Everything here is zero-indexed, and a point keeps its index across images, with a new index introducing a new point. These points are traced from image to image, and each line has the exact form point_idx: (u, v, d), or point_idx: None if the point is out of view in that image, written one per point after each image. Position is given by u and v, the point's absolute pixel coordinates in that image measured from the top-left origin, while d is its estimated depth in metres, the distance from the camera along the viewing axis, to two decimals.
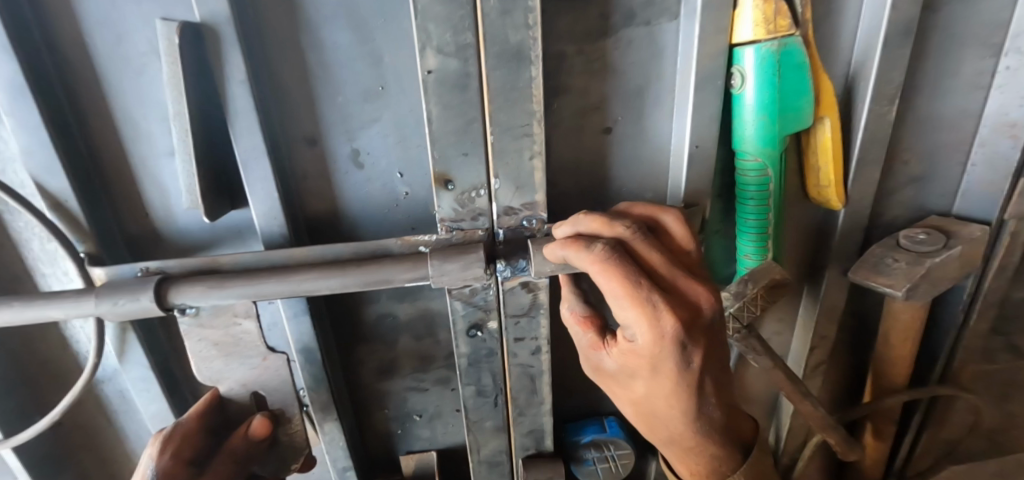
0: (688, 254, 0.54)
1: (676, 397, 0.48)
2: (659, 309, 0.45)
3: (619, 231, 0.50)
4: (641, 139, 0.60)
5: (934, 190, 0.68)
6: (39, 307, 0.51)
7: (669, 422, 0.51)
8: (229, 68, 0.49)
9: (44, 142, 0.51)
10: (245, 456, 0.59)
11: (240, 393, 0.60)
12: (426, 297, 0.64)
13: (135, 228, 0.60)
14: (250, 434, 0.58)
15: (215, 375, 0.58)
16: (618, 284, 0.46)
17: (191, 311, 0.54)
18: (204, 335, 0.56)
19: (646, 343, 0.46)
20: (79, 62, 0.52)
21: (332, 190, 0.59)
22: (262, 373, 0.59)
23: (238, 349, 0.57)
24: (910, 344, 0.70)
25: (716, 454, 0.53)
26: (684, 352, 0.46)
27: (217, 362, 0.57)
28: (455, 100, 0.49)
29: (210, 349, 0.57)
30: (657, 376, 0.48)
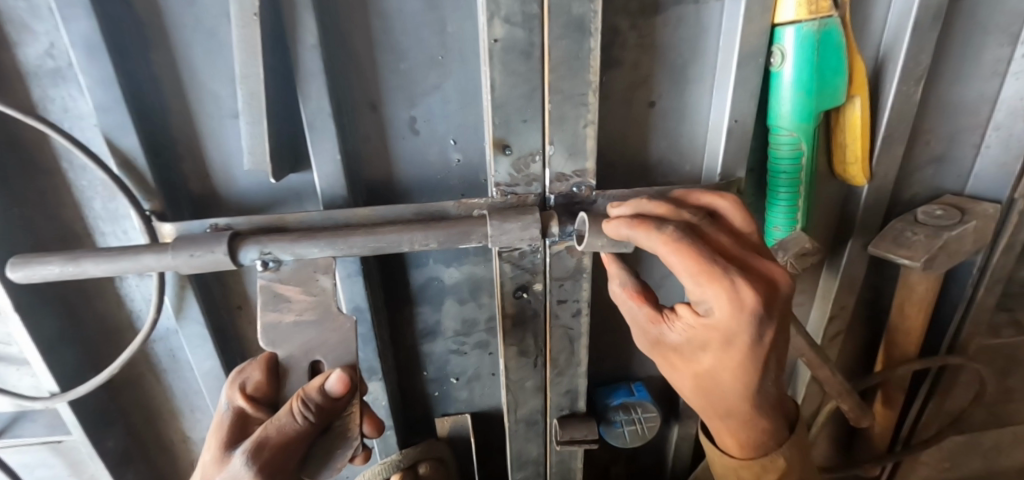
0: (750, 236, 0.55)
1: (744, 369, 0.51)
2: (738, 282, 0.47)
3: (684, 216, 0.54)
4: (683, 113, 0.63)
5: (950, 171, 0.72)
6: (111, 261, 0.53)
7: (731, 394, 0.54)
8: (303, 33, 0.51)
9: (118, 99, 0.53)
10: (316, 413, 0.53)
11: (299, 360, 0.57)
12: (472, 262, 0.67)
13: (195, 188, 0.62)
14: (322, 385, 0.53)
15: (278, 338, 0.57)
16: (692, 261, 0.48)
17: (272, 265, 0.57)
18: (281, 290, 0.58)
19: (725, 316, 0.48)
20: (152, 23, 0.54)
21: (389, 155, 0.61)
22: (328, 337, 0.58)
23: (312, 309, 0.58)
24: (922, 316, 0.74)
25: (765, 424, 0.58)
26: (760, 324, 0.48)
27: (286, 321, 0.58)
28: (518, 68, 0.52)
29: (284, 306, 0.58)
30: (729, 349, 0.51)
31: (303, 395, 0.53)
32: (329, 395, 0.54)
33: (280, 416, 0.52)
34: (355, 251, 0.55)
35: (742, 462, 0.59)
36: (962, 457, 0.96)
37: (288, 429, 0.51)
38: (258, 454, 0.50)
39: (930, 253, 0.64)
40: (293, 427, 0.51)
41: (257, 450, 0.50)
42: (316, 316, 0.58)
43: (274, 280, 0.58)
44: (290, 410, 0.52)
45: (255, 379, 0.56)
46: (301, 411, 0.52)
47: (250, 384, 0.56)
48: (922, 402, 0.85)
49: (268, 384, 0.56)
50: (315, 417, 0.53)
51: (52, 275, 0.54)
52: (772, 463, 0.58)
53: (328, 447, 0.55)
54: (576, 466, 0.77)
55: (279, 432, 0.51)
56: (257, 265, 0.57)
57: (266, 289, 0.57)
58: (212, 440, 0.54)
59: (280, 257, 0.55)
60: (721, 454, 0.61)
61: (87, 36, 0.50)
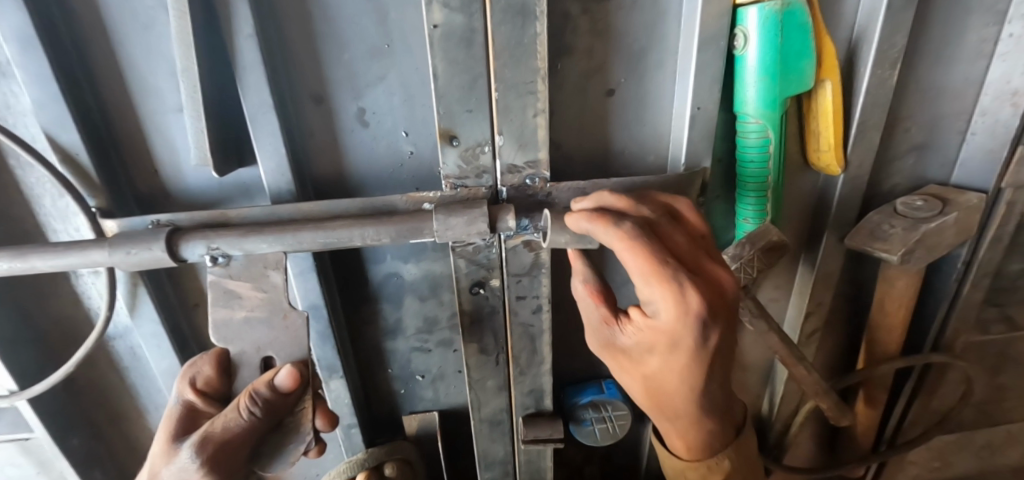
0: (706, 238, 0.53)
1: (690, 375, 0.50)
2: (685, 286, 0.46)
3: (644, 213, 0.51)
4: (645, 101, 0.60)
5: (933, 160, 0.69)
6: (49, 259, 0.51)
7: (677, 398, 0.53)
8: (237, 22, 0.50)
9: (55, 94, 0.52)
10: (265, 410, 0.50)
11: (251, 358, 0.54)
12: (430, 258, 0.65)
13: (145, 185, 0.61)
14: (272, 380, 0.50)
15: (230, 335, 0.54)
16: (644, 261, 0.46)
17: (222, 259, 0.53)
18: (232, 286, 0.54)
19: (670, 320, 0.47)
20: (88, 15, 0.52)
21: (339, 148, 0.60)
22: (280, 335, 0.54)
23: (264, 305, 0.54)
24: (904, 312, 0.71)
25: (712, 428, 0.56)
26: (705, 330, 0.47)
27: (236, 318, 0.54)
28: (460, 55, 0.50)
29: (234, 303, 0.54)
30: (674, 354, 0.49)
31: (251, 390, 0.49)
32: (279, 390, 0.50)
33: (228, 411, 0.49)
34: (307, 246, 0.53)
35: (688, 464, 0.59)
36: (953, 456, 0.93)
37: (233, 425, 0.49)
38: (203, 447, 0.50)
39: (908, 246, 0.61)
40: (239, 424, 0.49)
41: (202, 444, 0.50)
42: (267, 313, 0.54)
43: (225, 276, 0.54)
44: (237, 406, 0.49)
45: (204, 375, 0.54)
46: (248, 408, 0.49)
47: (201, 378, 0.55)
48: (907, 400, 0.81)
49: (217, 381, 0.55)
50: (263, 413, 0.50)
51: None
52: (717, 464, 0.58)
53: (279, 442, 0.52)
54: (546, 466, 0.75)
55: (226, 428, 0.50)
56: (206, 260, 0.54)
57: (216, 285, 0.54)
58: (164, 429, 0.55)
59: (229, 253, 0.53)
60: (669, 455, 0.61)
61: (17, 28, 0.49)
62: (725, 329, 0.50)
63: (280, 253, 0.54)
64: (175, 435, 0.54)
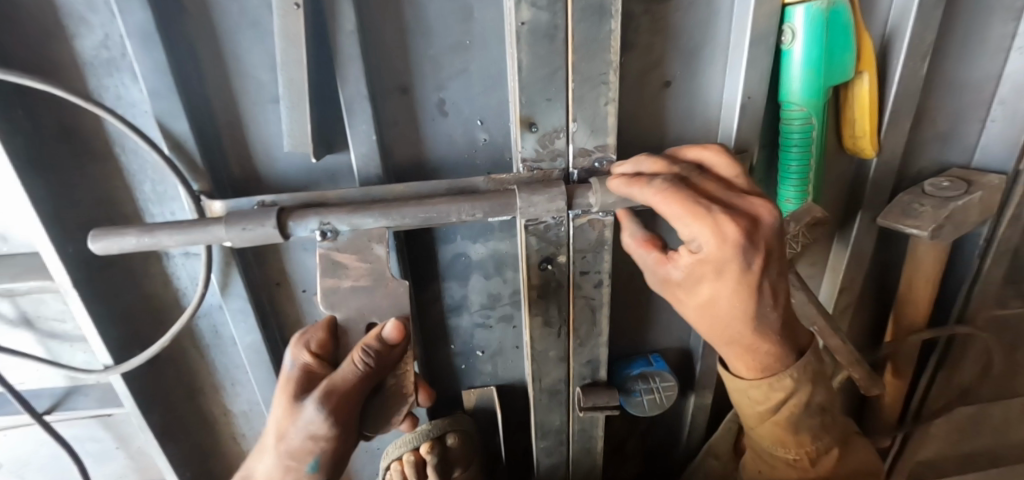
0: (740, 181, 0.58)
1: (739, 296, 0.56)
2: (720, 218, 0.53)
3: (677, 170, 0.57)
4: (697, 92, 0.66)
5: (956, 146, 0.75)
6: (169, 233, 0.56)
7: (730, 322, 0.59)
8: (341, 20, 0.55)
9: (171, 86, 0.57)
10: (375, 359, 0.57)
11: (357, 322, 0.60)
12: (498, 237, 0.71)
13: (238, 172, 0.66)
14: (379, 334, 0.57)
15: (337, 301, 0.59)
16: (680, 206, 0.53)
17: (331, 234, 0.58)
18: (338, 258, 0.59)
19: (713, 248, 0.53)
20: (200, 14, 0.58)
21: (419, 136, 0.65)
22: (382, 301, 0.60)
23: (368, 275, 0.60)
24: (931, 288, 0.77)
25: (769, 349, 0.62)
26: (744, 253, 0.53)
27: (343, 287, 0.59)
28: (543, 49, 0.56)
29: (341, 273, 0.59)
30: (723, 278, 0.55)
31: (363, 343, 0.56)
32: (386, 342, 0.57)
33: (343, 366, 0.55)
34: (407, 222, 0.58)
35: (752, 383, 0.64)
36: (975, 431, 0.97)
37: (350, 377, 0.55)
38: (328, 399, 0.55)
39: (937, 223, 0.67)
40: (354, 375, 0.55)
41: (326, 396, 0.55)
42: (370, 282, 0.60)
43: (333, 249, 0.59)
44: (352, 360, 0.56)
45: (319, 338, 0.59)
46: (362, 360, 0.55)
47: (314, 343, 0.59)
48: (932, 372, 0.86)
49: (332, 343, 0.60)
50: (375, 364, 0.56)
51: (128, 245, 0.57)
52: (779, 383, 0.63)
53: (388, 393, 0.60)
54: (597, 434, 0.80)
55: (344, 380, 0.55)
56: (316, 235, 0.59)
57: (326, 257, 0.59)
58: (282, 393, 0.59)
59: (337, 227, 0.58)
60: (734, 378, 0.66)
61: (142, 26, 0.54)
62: (770, 250, 0.56)
63: (383, 228, 0.59)
64: (294, 396, 0.58)
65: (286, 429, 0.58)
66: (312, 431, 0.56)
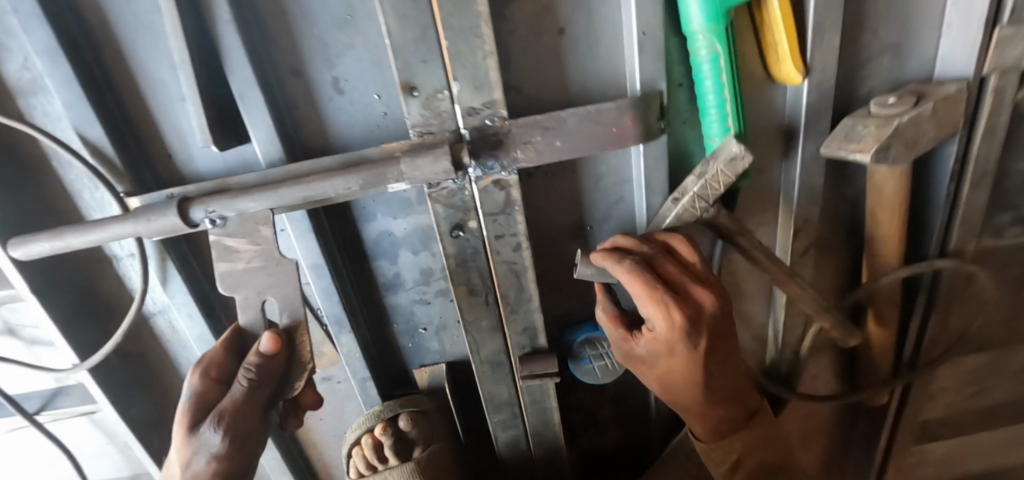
0: (699, 267, 0.57)
1: (692, 372, 0.56)
2: (670, 305, 0.52)
3: (645, 250, 0.56)
4: (594, 36, 0.63)
5: (912, 59, 0.67)
6: (104, 227, 0.60)
7: (690, 394, 0.58)
8: (215, 9, 0.57)
9: (80, 96, 0.61)
10: (259, 372, 0.62)
11: (253, 303, 0.63)
12: (417, 212, 0.70)
13: (164, 171, 0.70)
14: (258, 349, 0.61)
15: (233, 283, 0.62)
16: (641, 290, 0.52)
17: (220, 221, 0.61)
18: (231, 243, 0.62)
19: (661, 331, 0.53)
20: (100, 24, 0.61)
21: (321, 117, 0.66)
22: (276, 280, 0.62)
23: (259, 256, 0.62)
24: (899, 220, 0.69)
25: (723, 416, 0.60)
26: (692, 337, 0.53)
27: (239, 268, 0.62)
28: (408, 10, 0.55)
29: (234, 256, 0.62)
30: (676, 356, 0.55)
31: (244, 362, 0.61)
32: (266, 354, 0.61)
33: (234, 384, 0.61)
34: (289, 202, 0.59)
35: (707, 445, 0.62)
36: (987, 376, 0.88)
37: (239, 392, 0.61)
38: (221, 419, 0.61)
39: (880, 143, 0.60)
40: (243, 391, 0.61)
41: (220, 417, 0.62)
42: (262, 263, 0.62)
43: (224, 235, 0.62)
44: (239, 377, 0.61)
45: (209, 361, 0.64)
46: (245, 376, 0.61)
47: (207, 368, 0.64)
48: (922, 318, 0.79)
49: (227, 364, 0.65)
50: (258, 376, 0.61)
51: (80, 242, 0.61)
52: (730, 446, 0.61)
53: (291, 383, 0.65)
54: (551, 406, 0.77)
55: (234, 398, 0.61)
56: (207, 223, 0.61)
57: (218, 243, 0.62)
58: (183, 421, 0.64)
59: (223, 213, 0.60)
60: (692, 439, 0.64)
61: (46, 43, 0.58)
62: (714, 335, 0.55)
63: (267, 210, 0.61)
64: (189, 427, 0.63)
65: (186, 459, 0.63)
66: (211, 454, 0.62)
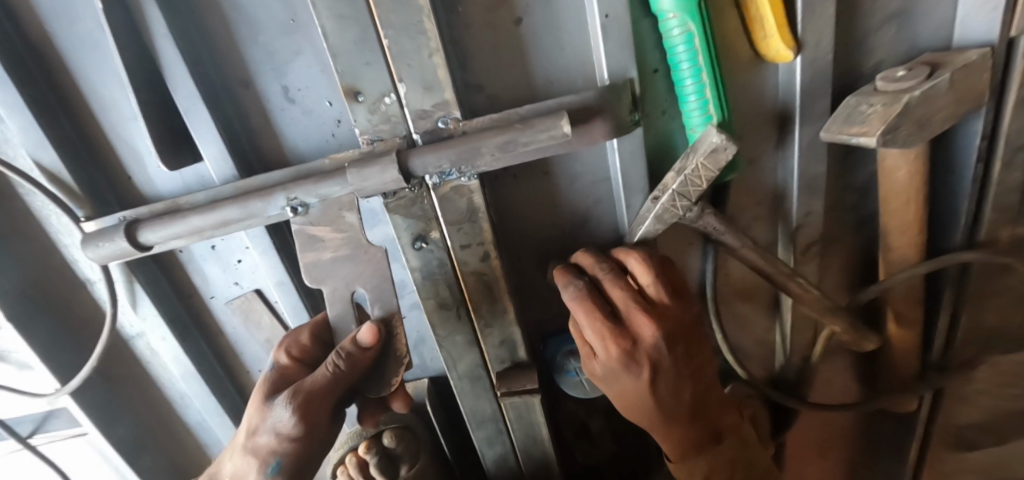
0: (652, 290, 0.57)
1: (638, 396, 0.58)
2: (603, 333, 0.56)
3: (596, 272, 0.58)
4: (556, 23, 0.57)
5: (923, 25, 0.59)
6: (166, 226, 0.57)
7: (645, 416, 0.59)
8: (153, 23, 0.54)
9: (31, 122, 0.60)
10: (349, 363, 0.56)
11: (342, 293, 0.58)
12: (381, 223, 0.66)
13: (126, 194, 0.68)
14: (354, 339, 0.56)
15: (320, 274, 0.58)
16: (579, 316, 0.57)
17: (301, 208, 0.57)
18: (313, 231, 0.58)
19: (601, 356, 0.57)
20: (47, 47, 0.60)
21: (275, 129, 0.63)
22: (365, 268, 0.58)
23: (346, 244, 0.58)
24: (916, 208, 0.62)
25: (682, 439, 0.59)
26: (629, 364, 0.56)
27: (324, 257, 0.58)
28: (345, 9, 0.51)
29: (320, 246, 0.58)
30: (620, 381, 0.57)
31: (339, 347, 0.56)
32: (360, 346, 0.56)
33: (319, 369, 0.57)
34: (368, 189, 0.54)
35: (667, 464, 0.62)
36: None
37: (322, 377, 0.57)
38: (296, 397, 0.58)
39: (887, 123, 0.52)
40: (327, 377, 0.57)
41: (295, 394, 0.58)
42: (350, 251, 0.58)
43: (307, 223, 0.57)
44: (326, 363, 0.57)
45: (301, 341, 0.63)
46: (333, 362, 0.56)
47: (295, 346, 0.63)
48: (949, 314, 0.73)
49: (313, 348, 0.64)
50: (345, 367, 0.56)
51: (112, 252, 0.58)
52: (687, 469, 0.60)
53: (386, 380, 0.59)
54: (538, 420, 0.72)
55: (315, 380, 0.58)
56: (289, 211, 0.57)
57: (301, 232, 0.58)
58: (258, 392, 0.63)
59: (305, 200, 0.56)
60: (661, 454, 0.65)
61: None
62: (659, 360, 0.56)
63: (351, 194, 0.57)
64: (265, 397, 0.62)
65: (254, 427, 0.62)
66: (278, 431, 0.60)
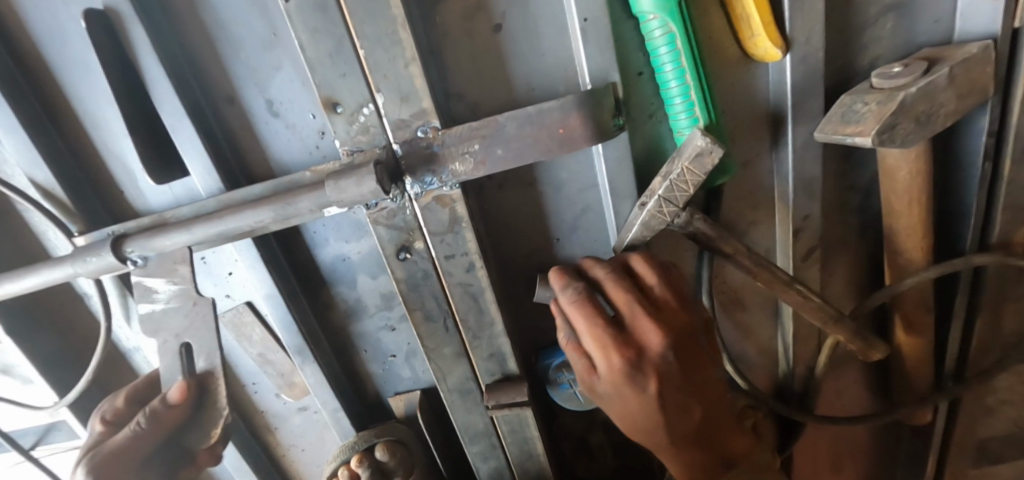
0: (657, 292, 0.55)
1: (644, 410, 0.54)
2: (607, 339, 0.53)
3: (597, 275, 0.56)
4: (536, 29, 0.56)
5: (923, 18, 0.57)
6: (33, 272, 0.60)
7: (653, 433, 0.56)
8: (135, 42, 0.55)
9: (24, 140, 0.61)
10: (155, 419, 0.62)
11: (171, 345, 0.61)
12: (369, 234, 0.66)
13: (120, 209, 0.69)
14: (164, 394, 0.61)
15: (154, 325, 0.61)
16: (580, 323, 0.54)
17: (140, 260, 0.59)
18: (150, 284, 0.60)
19: (602, 368, 0.54)
20: (38, 67, 0.61)
21: (261, 142, 0.63)
22: (193, 322, 0.61)
23: (178, 296, 0.61)
24: (920, 210, 0.59)
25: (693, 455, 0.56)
26: (634, 375, 0.53)
27: (156, 310, 0.61)
28: (320, 22, 0.51)
29: (154, 298, 0.61)
30: (624, 395, 0.54)
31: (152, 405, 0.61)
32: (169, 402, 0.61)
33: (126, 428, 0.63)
34: (205, 236, 0.57)
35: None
36: None
37: (124, 436, 0.63)
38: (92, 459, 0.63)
39: (883, 121, 0.50)
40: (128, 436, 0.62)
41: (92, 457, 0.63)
42: (181, 303, 0.61)
43: (144, 275, 0.60)
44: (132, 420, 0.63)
45: (113, 407, 0.67)
46: (137, 420, 0.62)
47: (108, 411, 0.67)
48: (964, 320, 0.69)
49: (126, 410, 0.67)
50: (150, 423, 0.62)
51: (23, 288, 0.61)
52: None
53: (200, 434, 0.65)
54: (531, 435, 0.70)
55: (116, 441, 0.63)
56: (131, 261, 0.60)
57: (138, 284, 0.60)
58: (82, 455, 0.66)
59: (143, 253, 0.58)
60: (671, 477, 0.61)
61: None
62: (666, 368, 0.54)
63: (184, 248, 0.59)
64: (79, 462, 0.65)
65: None
66: None
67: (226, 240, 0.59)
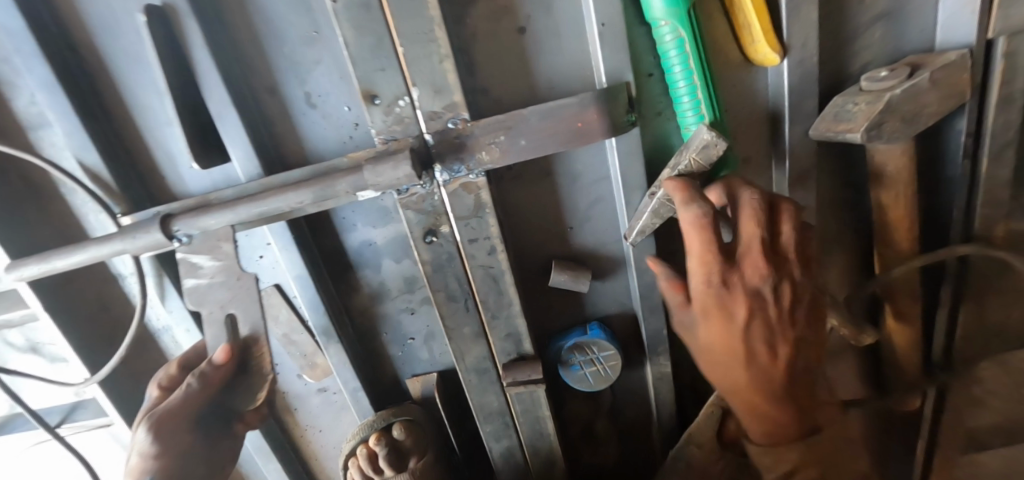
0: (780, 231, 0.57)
1: (731, 331, 0.57)
2: (714, 260, 0.55)
3: (741, 200, 0.57)
4: (557, 32, 0.61)
5: (906, 29, 0.63)
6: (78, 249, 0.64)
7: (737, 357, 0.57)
8: (190, 36, 0.60)
9: (76, 125, 0.65)
10: (207, 378, 0.65)
11: (217, 316, 0.65)
12: (395, 221, 0.70)
13: (159, 193, 0.74)
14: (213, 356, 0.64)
15: (199, 298, 0.65)
16: (693, 237, 0.54)
17: (185, 239, 0.64)
18: (195, 260, 0.64)
19: (695, 286, 0.57)
20: (92, 58, 0.65)
21: (297, 132, 0.68)
22: (236, 294, 0.65)
23: (221, 271, 0.65)
24: (905, 203, 0.65)
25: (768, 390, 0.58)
26: (728, 294, 0.56)
27: (201, 284, 0.65)
28: (364, 21, 0.56)
29: (200, 273, 0.65)
30: (717, 313, 0.57)
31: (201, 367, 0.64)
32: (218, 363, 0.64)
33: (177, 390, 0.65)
34: (252, 218, 0.62)
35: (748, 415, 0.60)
36: None
37: (175, 397, 0.65)
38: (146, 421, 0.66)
39: (871, 120, 0.55)
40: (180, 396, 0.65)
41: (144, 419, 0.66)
42: (224, 278, 0.65)
43: (189, 252, 0.64)
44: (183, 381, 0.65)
45: (167, 374, 0.70)
46: (188, 380, 0.65)
47: (161, 380, 0.70)
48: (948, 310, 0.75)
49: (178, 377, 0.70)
50: (201, 382, 0.64)
51: (69, 264, 0.65)
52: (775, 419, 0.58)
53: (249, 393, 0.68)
54: (543, 414, 0.75)
55: (167, 403, 0.65)
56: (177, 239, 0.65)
57: (184, 260, 0.65)
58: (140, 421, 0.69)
59: (189, 232, 0.63)
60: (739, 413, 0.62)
61: (45, 78, 0.62)
62: (766, 293, 0.56)
63: (228, 227, 0.63)
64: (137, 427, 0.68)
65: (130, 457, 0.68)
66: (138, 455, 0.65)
67: (265, 220, 0.63)
